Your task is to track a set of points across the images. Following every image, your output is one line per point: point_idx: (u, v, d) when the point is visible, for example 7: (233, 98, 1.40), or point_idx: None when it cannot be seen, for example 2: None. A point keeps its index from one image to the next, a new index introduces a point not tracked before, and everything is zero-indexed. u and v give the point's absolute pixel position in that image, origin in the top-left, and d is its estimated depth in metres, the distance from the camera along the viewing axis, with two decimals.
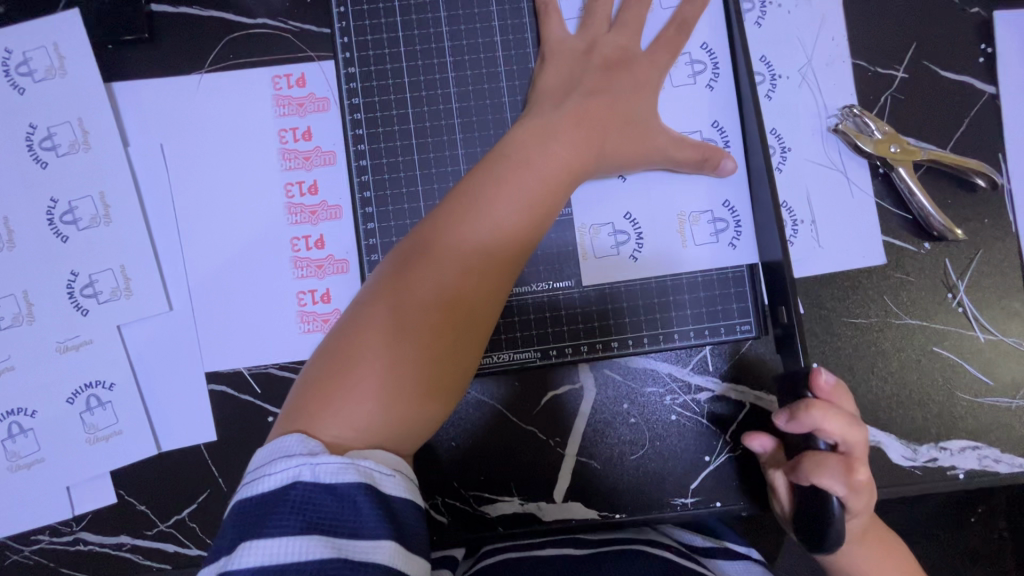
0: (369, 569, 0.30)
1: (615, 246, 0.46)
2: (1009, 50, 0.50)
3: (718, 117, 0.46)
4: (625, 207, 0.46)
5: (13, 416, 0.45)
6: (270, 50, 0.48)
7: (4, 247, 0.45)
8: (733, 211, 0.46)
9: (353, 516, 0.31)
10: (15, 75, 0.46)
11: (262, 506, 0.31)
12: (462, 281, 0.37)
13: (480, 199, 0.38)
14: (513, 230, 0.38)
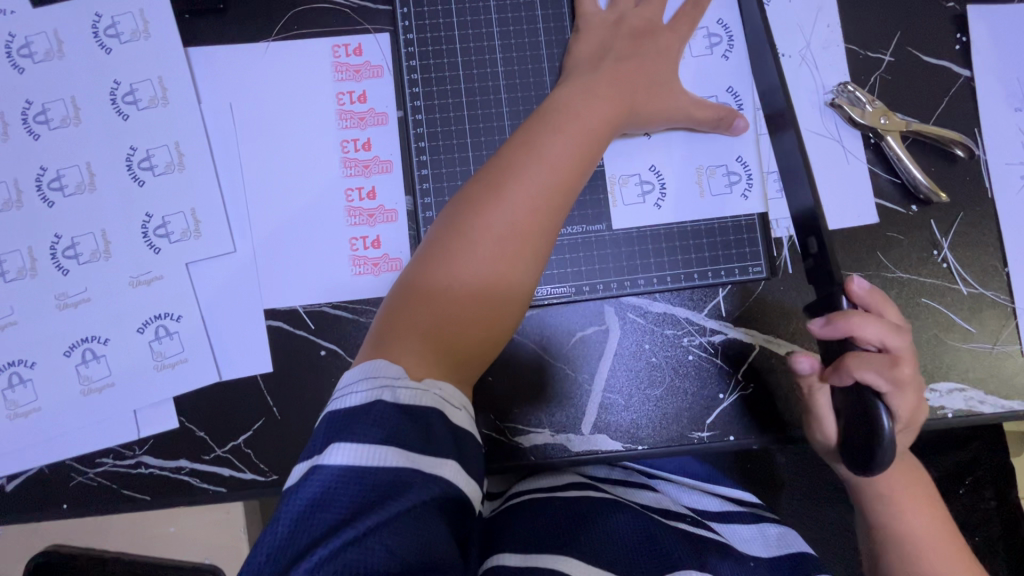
0: (436, 482, 0.33)
1: (640, 196, 0.53)
2: (981, 39, 0.57)
3: (732, 84, 0.53)
4: (651, 160, 0.53)
5: (88, 343, 0.49)
6: (331, 22, 0.53)
7: (86, 190, 0.50)
8: (746, 165, 0.52)
9: (427, 435, 0.33)
10: (103, 37, 0.51)
11: (347, 417, 0.33)
12: (527, 217, 0.41)
13: (535, 148, 0.43)
14: (566, 176, 0.43)
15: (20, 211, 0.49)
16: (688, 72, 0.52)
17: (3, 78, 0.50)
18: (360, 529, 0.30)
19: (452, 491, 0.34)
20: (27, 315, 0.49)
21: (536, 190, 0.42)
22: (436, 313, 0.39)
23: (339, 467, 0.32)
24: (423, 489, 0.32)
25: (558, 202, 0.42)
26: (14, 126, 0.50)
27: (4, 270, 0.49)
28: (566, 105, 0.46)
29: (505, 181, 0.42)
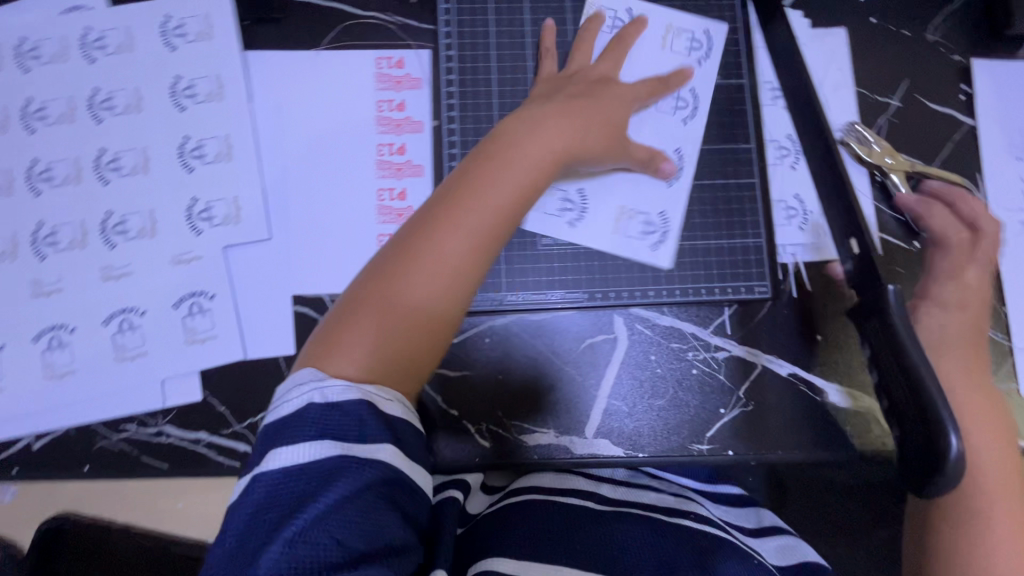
0: (371, 465, 0.36)
1: (641, 233, 0.56)
2: (985, 91, 0.60)
3: (680, 145, 0.56)
4: (620, 203, 0.56)
5: (126, 314, 0.52)
6: (378, 36, 0.58)
7: (140, 172, 0.54)
8: (664, 221, 0.56)
9: (358, 428, 0.36)
10: (170, 36, 0.56)
11: (283, 425, 0.36)
12: (455, 243, 0.42)
13: (479, 178, 0.44)
14: (511, 207, 0.44)
15: (77, 186, 0.53)
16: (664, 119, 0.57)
17: (76, 66, 0.55)
18: (307, 520, 0.34)
19: (390, 471, 0.37)
20: (73, 283, 0.52)
21: (481, 218, 0.43)
22: (377, 332, 0.40)
23: (278, 471, 0.35)
24: (359, 476, 0.35)
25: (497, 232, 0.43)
26: (81, 109, 0.54)
27: (56, 240, 0.52)
28: (511, 137, 0.47)
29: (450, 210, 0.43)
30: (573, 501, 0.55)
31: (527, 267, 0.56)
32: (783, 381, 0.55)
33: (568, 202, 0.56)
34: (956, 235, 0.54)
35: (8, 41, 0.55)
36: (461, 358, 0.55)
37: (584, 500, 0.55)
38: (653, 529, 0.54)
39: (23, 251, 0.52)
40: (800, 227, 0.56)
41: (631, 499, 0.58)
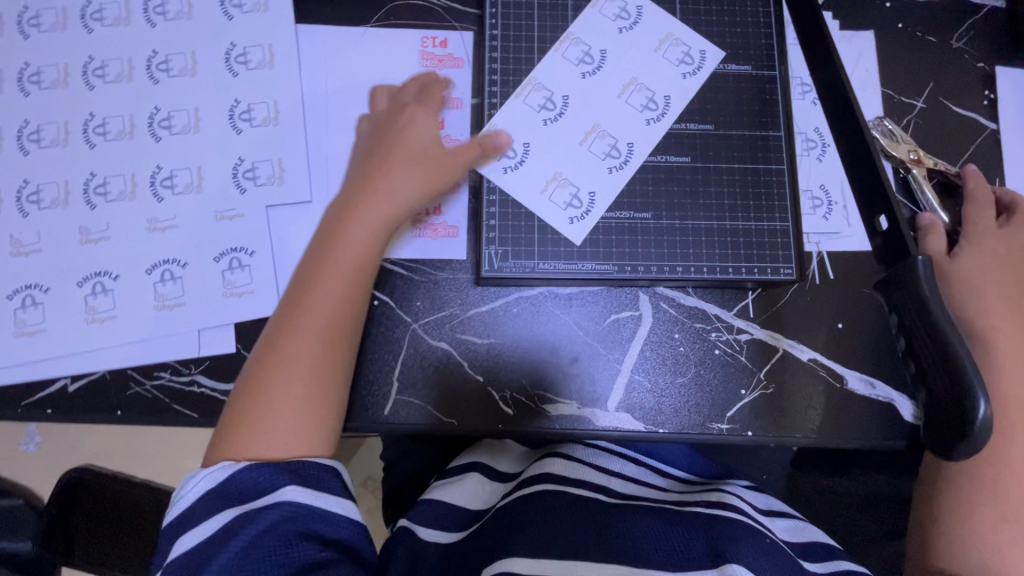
0: (274, 506, 0.40)
1: (565, 204, 0.56)
2: (1008, 97, 0.62)
3: (633, 140, 0.57)
4: (594, 189, 0.56)
5: (168, 264, 0.54)
6: (424, 17, 0.60)
7: (191, 131, 0.56)
8: (590, 200, 0.56)
9: (255, 489, 0.41)
10: (228, 6, 0.58)
11: (184, 511, 0.41)
12: (324, 364, 0.46)
13: (321, 295, 0.47)
14: (334, 324, 0.47)
15: (130, 141, 0.56)
16: (647, 128, 0.57)
17: (137, 29, 0.57)
18: (221, 569, 0.38)
19: (294, 507, 0.41)
20: (119, 233, 0.54)
21: (316, 314, 0.46)
22: (272, 407, 0.44)
23: (192, 545, 0.40)
24: (262, 518, 0.40)
25: (333, 321, 0.47)
26: (139, 69, 0.57)
27: (107, 190, 0.54)
28: (346, 216, 0.49)
29: (301, 291, 0.47)
30: (587, 479, 0.55)
31: (539, 245, 0.56)
32: (805, 365, 0.56)
33: (577, 194, 0.56)
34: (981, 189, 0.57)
35: (75, 2, 0.58)
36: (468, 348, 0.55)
37: (597, 482, 0.55)
38: (675, 509, 0.53)
39: (75, 200, 0.54)
40: (825, 216, 0.58)
41: (644, 489, 0.57)
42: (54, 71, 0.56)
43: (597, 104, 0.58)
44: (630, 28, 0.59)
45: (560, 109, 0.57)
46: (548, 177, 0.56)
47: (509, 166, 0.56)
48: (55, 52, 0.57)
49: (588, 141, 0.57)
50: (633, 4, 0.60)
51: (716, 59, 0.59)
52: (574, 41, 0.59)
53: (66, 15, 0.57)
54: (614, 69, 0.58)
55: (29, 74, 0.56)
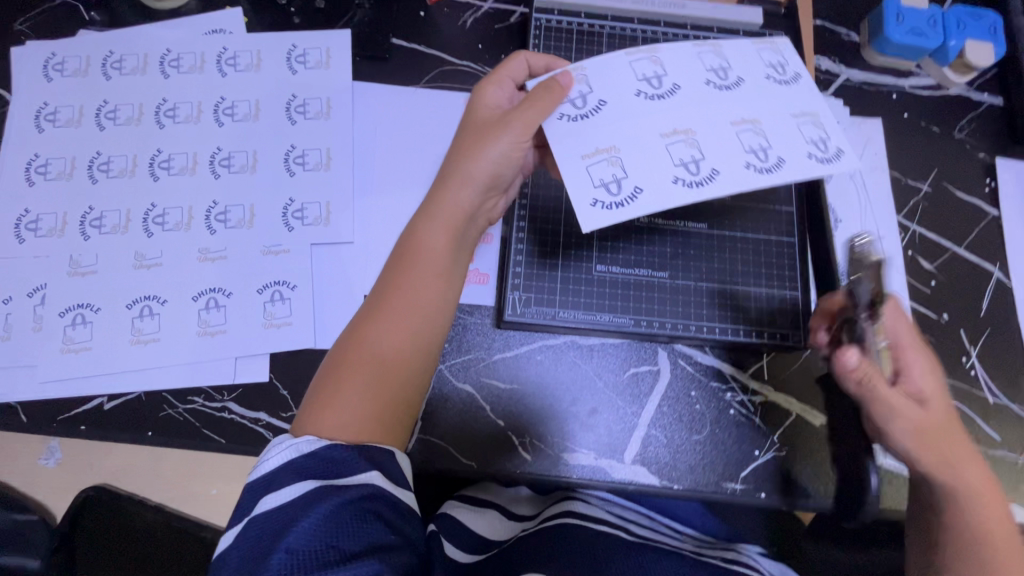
0: (358, 487, 0.40)
1: (601, 182, 0.46)
2: (1008, 186, 0.66)
3: (722, 167, 0.47)
4: (639, 182, 0.46)
5: (213, 293, 0.56)
6: (469, 81, 0.66)
7: (248, 170, 0.60)
8: (635, 190, 0.46)
9: (337, 467, 0.41)
10: (294, 62, 0.64)
11: (265, 478, 0.40)
12: (406, 356, 0.46)
13: (414, 283, 0.47)
14: (423, 312, 0.47)
15: (192, 177, 0.60)
16: (740, 168, 0.47)
17: (209, 77, 0.63)
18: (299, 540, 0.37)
19: (376, 490, 0.40)
20: (171, 260, 0.57)
21: (402, 302, 0.46)
22: (357, 390, 0.43)
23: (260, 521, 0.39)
24: (347, 493, 0.39)
25: (419, 314, 0.47)
26: (207, 112, 0.62)
27: (164, 221, 0.58)
28: (432, 207, 0.49)
29: (395, 281, 0.47)
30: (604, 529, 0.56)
31: (565, 298, 0.58)
32: (817, 430, 0.57)
33: (619, 180, 0.46)
34: None
35: (156, 50, 0.63)
36: (494, 400, 0.57)
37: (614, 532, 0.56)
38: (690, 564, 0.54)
39: (133, 227, 0.58)
40: None
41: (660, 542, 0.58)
42: (129, 109, 0.61)
43: (701, 110, 0.49)
44: (783, 82, 0.51)
45: (660, 93, 0.50)
46: (601, 146, 0.48)
47: (571, 117, 0.49)
48: (132, 93, 0.62)
49: (672, 137, 0.48)
50: (792, 68, 0.52)
51: (850, 165, 0.48)
52: (717, 51, 0.52)
53: (147, 61, 0.63)
54: (741, 104, 0.50)
55: (106, 111, 0.61)
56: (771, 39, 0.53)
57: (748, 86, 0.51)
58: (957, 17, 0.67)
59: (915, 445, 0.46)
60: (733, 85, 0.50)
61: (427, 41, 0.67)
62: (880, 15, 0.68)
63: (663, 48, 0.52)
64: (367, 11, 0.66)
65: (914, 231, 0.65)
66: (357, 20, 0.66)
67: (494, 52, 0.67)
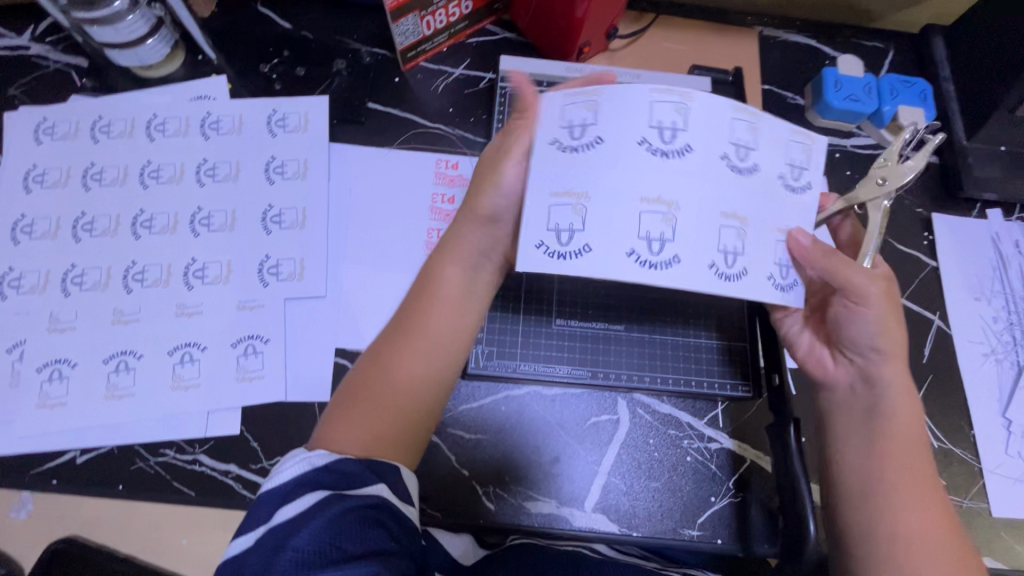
0: (365, 495, 0.41)
1: (553, 225, 0.44)
2: (945, 239, 0.71)
3: (680, 255, 0.44)
4: (589, 241, 0.43)
5: (188, 347, 0.59)
6: (439, 143, 0.70)
7: (226, 229, 0.63)
8: (580, 249, 0.43)
9: (345, 477, 0.41)
10: (274, 126, 0.68)
11: (276, 492, 0.40)
12: (420, 391, 0.47)
13: (439, 317, 0.49)
14: (444, 350, 0.49)
15: (172, 235, 0.63)
16: (702, 266, 0.44)
17: (192, 140, 0.67)
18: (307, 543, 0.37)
19: (382, 500, 0.42)
20: (148, 315, 0.59)
21: (427, 338, 0.48)
22: (369, 416, 0.45)
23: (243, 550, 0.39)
24: (356, 498, 0.40)
25: (440, 351, 0.49)
26: (189, 174, 0.65)
27: (144, 277, 0.61)
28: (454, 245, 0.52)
29: (423, 310, 0.49)
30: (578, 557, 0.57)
31: (528, 351, 0.61)
32: (770, 477, 0.59)
33: (574, 231, 0.44)
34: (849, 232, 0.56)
35: (143, 114, 0.67)
36: (461, 449, 0.59)
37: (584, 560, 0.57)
38: None
39: (114, 284, 0.60)
40: None
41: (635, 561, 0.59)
42: (115, 171, 0.65)
43: (697, 188, 0.44)
44: (795, 185, 0.46)
45: (662, 154, 0.44)
46: (574, 189, 0.44)
47: (564, 146, 0.44)
48: (119, 155, 0.65)
49: (650, 206, 0.44)
50: (811, 175, 0.46)
51: (800, 302, 0.46)
52: (753, 123, 0.45)
53: (133, 125, 0.67)
54: (737, 195, 0.45)
55: (93, 172, 0.65)
56: (809, 133, 0.46)
57: (757, 178, 0.45)
58: (890, 85, 0.73)
59: (882, 308, 0.48)
60: (744, 171, 0.45)
61: (401, 105, 0.71)
62: (820, 82, 0.73)
63: (697, 97, 0.45)
64: (345, 78, 0.71)
65: None
66: (335, 87, 0.71)
67: (463, 116, 0.71)
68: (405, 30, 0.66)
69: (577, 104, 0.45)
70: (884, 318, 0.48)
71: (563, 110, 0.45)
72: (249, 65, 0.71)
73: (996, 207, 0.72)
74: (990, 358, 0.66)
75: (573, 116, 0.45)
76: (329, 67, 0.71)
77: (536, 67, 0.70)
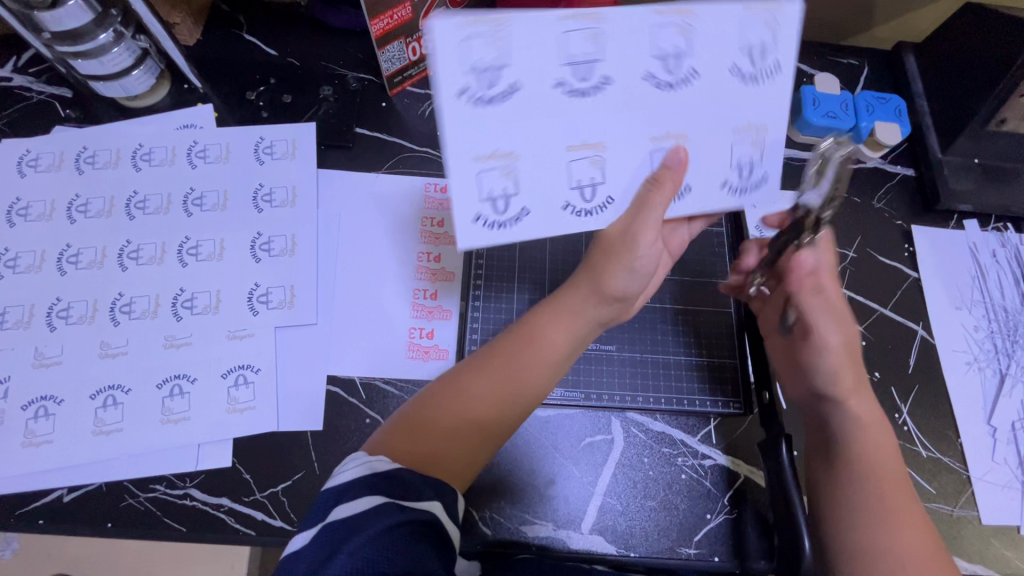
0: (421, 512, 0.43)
1: (489, 195, 0.45)
2: (925, 250, 0.73)
3: (612, 194, 0.47)
4: (525, 204, 0.46)
5: (177, 380, 0.58)
6: (428, 166, 0.70)
7: (215, 258, 0.63)
8: (516, 213, 0.46)
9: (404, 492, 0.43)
10: (261, 153, 0.68)
11: (341, 489, 0.44)
12: (493, 421, 0.49)
13: (534, 353, 0.51)
14: (530, 386, 0.51)
15: (159, 266, 0.62)
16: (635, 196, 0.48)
17: (179, 170, 0.66)
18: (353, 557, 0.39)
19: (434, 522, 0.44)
20: (136, 348, 0.59)
21: (519, 372, 0.50)
22: (442, 434, 0.48)
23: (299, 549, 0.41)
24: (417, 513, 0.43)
25: (526, 388, 0.50)
26: (176, 203, 0.65)
27: (131, 309, 0.60)
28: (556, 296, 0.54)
29: (521, 342, 0.52)
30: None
31: None
32: (765, 492, 0.60)
33: (508, 197, 0.45)
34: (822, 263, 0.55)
35: (129, 144, 0.67)
36: None
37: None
38: None
39: (100, 317, 0.60)
40: None
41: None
42: (100, 202, 0.64)
43: (632, 123, 0.45)
44: (750, 79, 0.46)
45: (581, 96, 0.43)
46: (501, 149, 0.44)
47: (474, 97, 0.41)
48: (105, 186, 0.65)
49: (577, 153, 0.45)
50: (763, 169, 0.49)
51: (758, 202, 0.50)
52: (684, 23, 0.43)
53: (119, 156, 0.67)
54: (684, 121, 0.46)
55: (78, 204, 0.64)
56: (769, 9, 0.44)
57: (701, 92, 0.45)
58: (866, 102, 0.75)
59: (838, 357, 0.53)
60: (683, 83, 0.45)
61: (388, 129, 0.71)
62: (799, 100, 0.75)
63: (605, 12, 0.42)
64: (332, 104, 0.71)
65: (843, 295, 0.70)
66: (322, 113, 0.71)
67: None
68: (390, 57, 0.67)
69: (480, 36, 0.40)
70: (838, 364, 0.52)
71: (463, 47, 0.40)
72: (236, 93, 0.71)
73: (972, 217, 0.74)
74: (972, 366, 0.67)
75: (482, 57, 0.40)
76: (316, 93, 0.72)
77: None
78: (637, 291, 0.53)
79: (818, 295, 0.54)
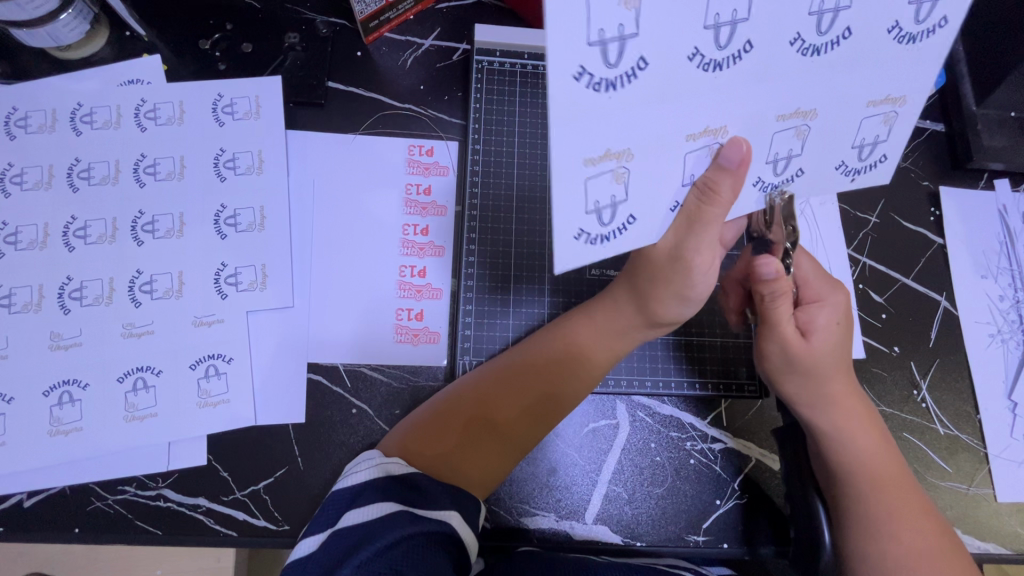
0: (441, 523, 0.40)
1: (595, 203, 0.35)
2: (952, 214, 0.67)
3: None
4: (632, 210, 0.37)
5: (141, 372, 0.53)
6: (411, 125, 0.62)
7: (174, 235, 0.56)
8: (626, 220, 0.37)
9: (414, 498, 0.41)
10: (220, 113, 0.60)
11: (352, 492, 0.42)
12: (517, 425, 0.48)
13: (567, 356, 0.50)
14: (560, 391, 0.50)
15: (111, 245, 0.55)
16: (745, 185, 0.41)
17: (127, 133, 0.58)
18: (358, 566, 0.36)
19: (452, 534, 0.41)
20: (92, 339, 0.53)
21: (548, 374, 0.50)
22: (462, 438, 0.47)
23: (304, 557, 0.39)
24: (436, 524, 0.40)
25: (555, 394, 0.49)
26: (125, 172, 0.57)
27: (83, 295, 0.54)
28: (593, 302, 0.53)
29: (552, 343, 0.51)
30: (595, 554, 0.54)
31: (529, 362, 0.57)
32: (776, 475, 0.57)
33: (615, 206, 0.36)
34: (805, 272, 0.51)
35: (66, 103, 0.58)
36: None
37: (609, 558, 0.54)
38: None
39: (48, 304, 0.54)
40: None
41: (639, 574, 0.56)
42: (37, 172, 0.57)
43: (754, 96, 0.34)
44: (909, 40, 0.35)
45: (718, 67, 0.31)
46: (615, 147, 0.33)
47: (594, 81, 0.29)
48: (40, 153, 0.57)
49: (697, 142, 0.35)
50: (882, 150, 0.41)
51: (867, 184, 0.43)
52: None
53: (55, 117, 0.58)
54: (825, 95, 0.36)
55: (11, 174, 0.56)
56: None
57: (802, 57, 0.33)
58: None
59: (798, 371, 0.49)
60: (834, 44, 0.33)
61: (364, 83, 0.63)
62: None
63: None
64: (299, 54, 0.62)
65: (863, 264, 0.65)
66: (287, 65, 0.62)
67: (436, 93, 0.64)
68: None
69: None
70: (794, 373, 0.49)
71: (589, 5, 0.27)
72: (186, 40, 0.62)
73: (1004, 177, 0.68)
74: (995, 339, 0.63)
75: (606, 25, 0.28)
76: (280, 41, 0.63)
77: (514, 37, 0.64)
78: (689, 316, 0.51)
79: (773, 301, 0.47)
